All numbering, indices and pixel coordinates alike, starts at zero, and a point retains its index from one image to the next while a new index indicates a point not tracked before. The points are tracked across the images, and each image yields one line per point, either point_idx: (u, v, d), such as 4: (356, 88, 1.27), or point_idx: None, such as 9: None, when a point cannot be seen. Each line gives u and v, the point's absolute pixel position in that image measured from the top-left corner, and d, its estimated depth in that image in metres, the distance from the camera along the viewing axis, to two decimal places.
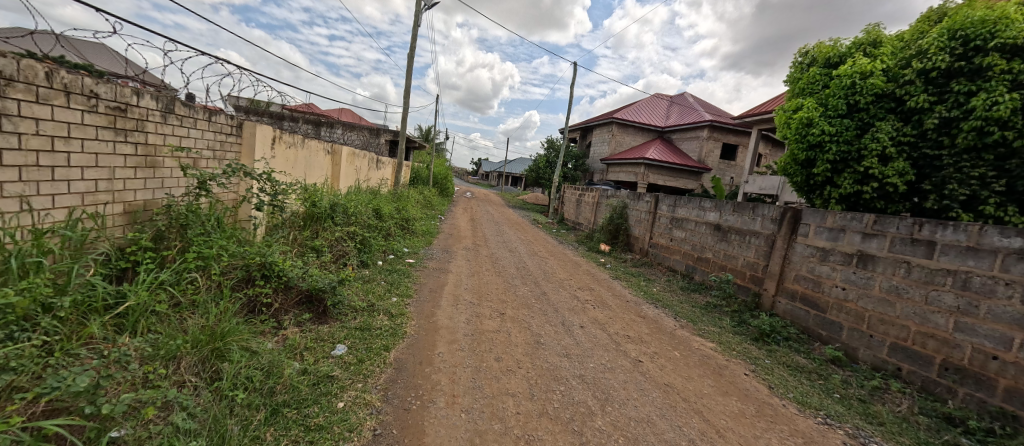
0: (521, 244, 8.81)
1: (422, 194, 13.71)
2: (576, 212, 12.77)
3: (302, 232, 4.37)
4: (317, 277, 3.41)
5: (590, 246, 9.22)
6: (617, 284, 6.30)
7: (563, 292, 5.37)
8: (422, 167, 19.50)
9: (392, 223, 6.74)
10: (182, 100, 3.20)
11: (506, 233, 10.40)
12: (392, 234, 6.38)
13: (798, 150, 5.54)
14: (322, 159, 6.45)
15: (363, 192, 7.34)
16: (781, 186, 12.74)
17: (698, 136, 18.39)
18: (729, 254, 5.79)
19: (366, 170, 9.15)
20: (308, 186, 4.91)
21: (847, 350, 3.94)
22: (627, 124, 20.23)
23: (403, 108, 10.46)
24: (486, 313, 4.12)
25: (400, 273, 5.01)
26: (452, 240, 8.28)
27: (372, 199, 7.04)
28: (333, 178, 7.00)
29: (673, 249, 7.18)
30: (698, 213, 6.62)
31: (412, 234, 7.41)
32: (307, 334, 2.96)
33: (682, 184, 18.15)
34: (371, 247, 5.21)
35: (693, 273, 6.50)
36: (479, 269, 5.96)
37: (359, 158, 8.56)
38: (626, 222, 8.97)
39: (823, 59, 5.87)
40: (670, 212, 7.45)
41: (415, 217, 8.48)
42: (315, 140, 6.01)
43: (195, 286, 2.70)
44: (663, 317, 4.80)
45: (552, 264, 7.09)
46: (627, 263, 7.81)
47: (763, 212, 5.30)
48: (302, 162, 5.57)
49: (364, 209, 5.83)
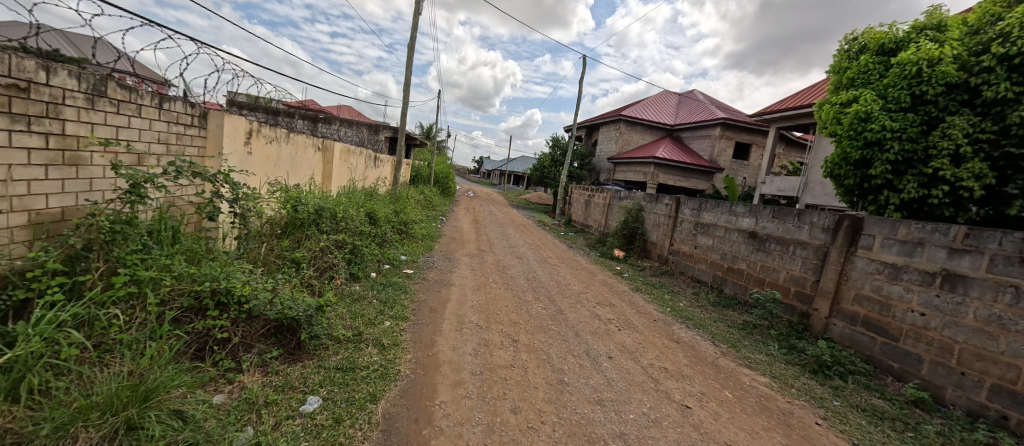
0: (529, 249, 8.13)
1: (422, 193, 13.05)
2: (584, 214, 12.10)
3: (278, 241, 3.71)
4: (291, 302, 2.74)
5: (603, 251, 8.55)
6: (639, 298, 5.63)
7: (581, 309, 4.71)
8: (423, 166, 18.82)
9: (389, 227, 6.08)
10: (118, 79, 2.55)
11: (511, 236, 9.74)
12: (388, 240, 5.73)
13: (851, 148, 4.83)
14: (311, 157, 5.79)
15: (357, 193, 6.69)
16: (802, 187, 12.06)
17: (709, 135, 17.70)
18: (767, 266, 5.11)
19: (361, 168, 8.50)
20: (289, 188, 4.25)
21: (930, 390, 3.28)
22: (636, 122, 19.52)
23: (403, 103, 9.80)
24: (496, 340, 3.47)
25: (395, 288, 4.36)
26: (454, 245, 7.62)
27: (366, 201, 6.38)
28: (322, 178, 6.34)
29: (697, 257, 6.51)
30: (729, 219, 5.95)
31: (410, 240, 6.75)
32: (270, 380, 2.32)
33: (693, 184, 17.46)
34: (361, 257, 4.55)
35: (723, 285, 5.83)
36: (485, 281, 5.30)
37: (354, 155, 7.90)
38: (642, 226, 8.30)
39: (877, 47, 5.15)
40: (694, 217, 6.78)
41: (414, 220, 7.83)
42: (302, 135, 5.36)
43: (121, 322, 2.06)
44: (700, 342, 4.13)
45: (565, 274, 6.42)
46: (645, 271, 7.14)
47: (811, 220, 4.63)
48: (285, 161, 4.91)
49: (356, 213, 5.18)
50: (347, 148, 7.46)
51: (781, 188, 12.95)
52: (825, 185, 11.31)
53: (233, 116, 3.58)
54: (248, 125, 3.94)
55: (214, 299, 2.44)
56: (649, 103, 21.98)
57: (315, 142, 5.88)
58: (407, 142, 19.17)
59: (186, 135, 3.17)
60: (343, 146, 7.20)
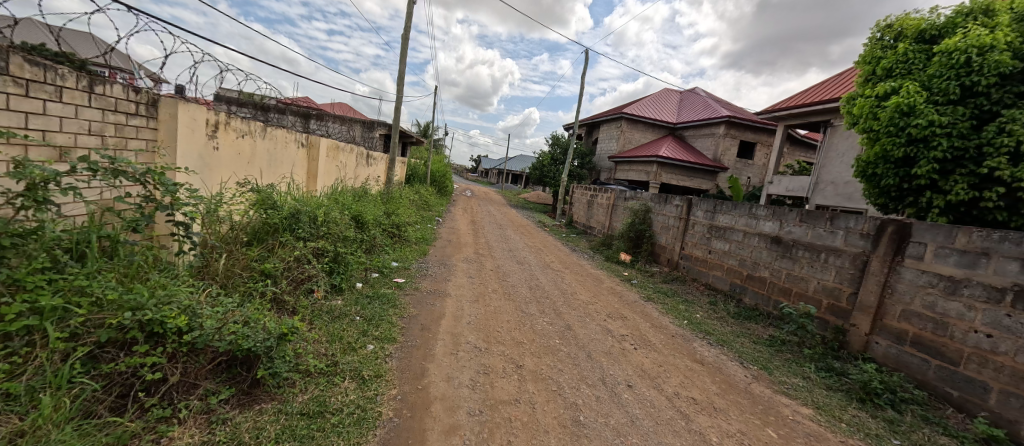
0: (530, 253, 7.64)
1: (418, 193, 12.56)
2: (587, 215, 11.63)
3: (246, 250, 3.21)
4: (250, 328, 2.23)
5: (608, 255, 8.08)
6: (652, 308, 5.16)
7: (591, 323, 4.24)
8: (419, 164, 18.31)
9: (379, 230, 5.58)
10: (23, 54, 2.06)
11: (511, 238, 9.25)
12: (377, 246, 5.24)
13: (891, 145, 4.37)
14: (293, 153, 5.29)
15: (346, 194, 6.18)
16: (812, 188, 11.64)
17: (713, 133, 17.27)
18: (795, 275, 4.65)
19: (352, 166, 8.00)
20: (262, 188, 3.76)
21: (1002, 425, 2.83)
22: (638, 121, 19.07)
23: (397, 98, 9.30)
24: (497, 367, 2.98)
25: (383, 302, 3.87)
26: (451, 249, 7.13)
27: (355, 202, 5.88)
28: (305, 179, 5.83)
29: (712, 263, 6.04)
30: (749, 222, 5.48)
31: (403, 244, 6.27)
32: (211, 435, 1.83)
33: (697, 184, 17.03)
34: (346, 266, 4.05)
35: (743, 294, 5.36)
36: (484, 291, 4.81)
37: (343, 153, 7.41)
38: (649, 229, 7.84)
39: (916, 35, 4.72)
40: (708, 219, 6.31)
41: (408, 222, 7.34)
42: (282, 130, 4.86)
43: (5, 367, 1.57)
44: (727, 363, 3.66)
45: (570, 282, 5.94)
46: (655, 278, 6.68)
47: (846, 225, 4.16)
48: (259, 159, 4.40)
49: (341, 216, 4.69)
50: (336, 145, 6.98)
51: (790, 188, 12.53)
52: (837, 186, 10.89)
53: (193, 104, 3.07)
54: (211, 116, 3.43)
55: (145, 329, 1.94)
56: (651, 101, 21.53)
57: (297, 138, 5.36)
58: (403, 140, 18.65)
59: (128, 126, 2.66)
60: (331, 143, 6.68)
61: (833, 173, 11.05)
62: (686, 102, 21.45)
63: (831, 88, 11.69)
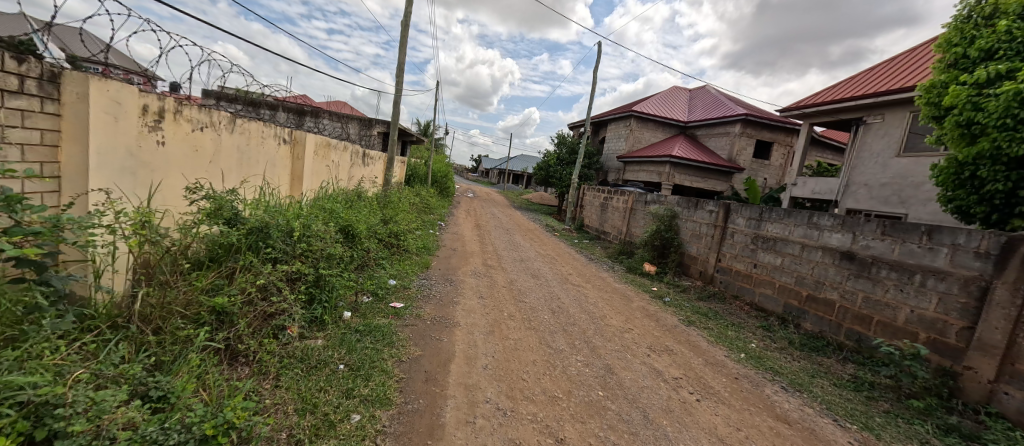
0: (544, 265, 6.79)
1: (419, 195, 11.74)
2: (600, 220, 10.81)
3: (191, 282, 2.42)
4: (156, 424, 1.50)
5: (630, 265, 7.25)
6: (697, 335, 4.34)
7: (633, 361, 3.44)
8: (420, 164, 17.47)
9: (373, 242, 4.77)
10: None
11: (521, 245, 8.43)
12: (371, 261, 4.42)
13: (1003, 141, 3.54)
14: (272, 151, 4.48)
15: (336, 199, 5.37)
16: (842, 190, 10.83)
17: (728, 132, 16.48)
18: (877, 300, 3.84)
19: (345, 166, 7.18)
20: (223, 195, 2.94)
21: None
22: (648, 119, 18.24)
23: (396, 92, 8.50)
24: (530, 443, 2.16)
25: (375, 339, 3.06)
26: (456, 260, 6.32)
27: (346, 208, 5.05)
28: (289, 181, 5.01)
29: (760, 279, 5.22)
30: (808, 233, 4.66)
31: (402, 256, 5.46)
32: None
33: (711, 185, 16.24)
34: (330, 291, 3.23)
35: (802, 318, 4.54)
36: (499, 317, 3.99)
37: (335, 152, 6.58)
38: (677, 237, 7.04)
39: (1021, 10, 3.86)
40: (753, 228, 5.50)
41: (407, 229, 6.52)
42: (256, 122, 4.05)
43: None
44: (817, 420, 2.86)
45: (596, 301, 5.12)
46: (689, 294, 5.87)
47: (953, 241, 3.35)
48: (223, 157, 3.57)
49: (327, 226, 3.87)
50: (327, 142, 6.17)
51: (816, 190, 11.73)
52: (871, 188, 10.09)
53: (116, 81, 2.26)
54: (145, 100, 2.60)
55: None
56: (660, 98, 20.71)
57: (277, 133, 4.55)
58: (402, 139, 17.80)
59: (4, 108, 1.86)
60: (320, 139, 5.86)
61: (866, 174, 10.25)
62: (697, 100, 20.64)
63: (862, 83, 10.87)
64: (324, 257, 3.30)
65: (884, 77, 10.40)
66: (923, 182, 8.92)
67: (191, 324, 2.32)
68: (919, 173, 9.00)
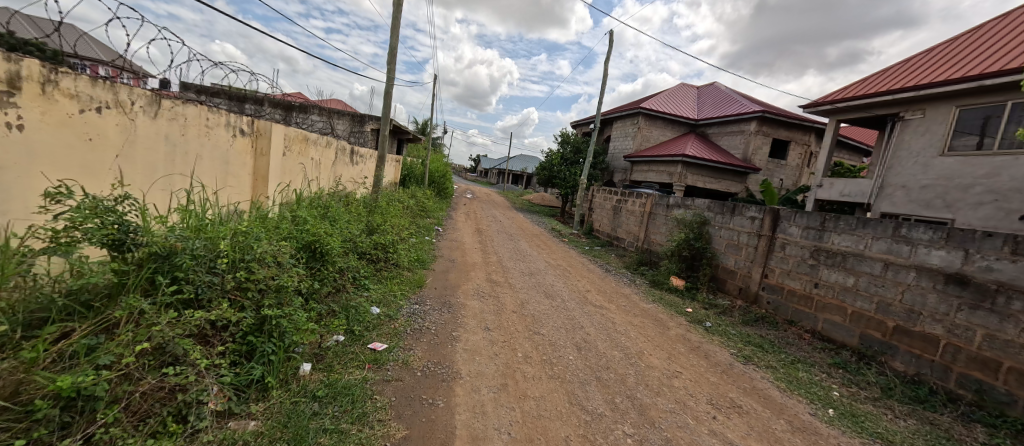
0: (558, 279, 5.85)
1: (414, 197, 10.79)
2: (612, 225, 9.89)
3: (22, 351, 1.50)
4: None
5: (655, 279, 6.31)
6: (763, 379, 3.41)
7: (699, 428, 2.53)
8: (416, 163, 16.49)
9: (350, 258, 3.82)
10: None
11: (528, 254, 7.51)
12: (348, 284, 3.49)
13: None
14: (222, 143, 3.55)
15: (308, 205, 4.41)
16: (876, 192, 9.95)
17: (742, 130, 15.61)
18: (1009, 340, 2.95)
19: (326, 164, 6.23)
20: (115, 201, 1.98)
21: None
22: (657, 116, 17.32)
23: (387, 82, 7.56)
24: None
25: (343, 413, 2.12)
26: (455, 275, 5.38)
27: (318, 217, 4.08)
28: (249, 182, 4.06)
29: (825, 302, 4.30)
30: (895, 249, 3.75)
31: (389, 273, 4.53)
32: None
33: (724, 186, 15.36)
34: (279, 339, 2.28)
35: (889, 355, 3.64)
36: (512, 361, 3.07)
37: (313, 148, 5.62)
38: (709, 247, 6.13)
39: None
40: (811, 239, 4.59)
41: (398, 237, 5.60)
42: (197, 107, 3.11)
43: None
44: None
45: (626, 329, 4.19)
46: (731, 316, 4.95)
47: None
48: (137, 149, 2.63)
49: (286, 242, 2.92)
50: (303, 136, 5.22)
51: (844, 192, 10.83)
52: (910, 190, 9.21)
53: None
54: None
55: None
56: (668, 95, 19.82)
57: (228, 122, 3.60)
58: (398, 137, 16.83)
59: None
60: (292, 132, 4.90)
61: (905, 175, 9.36)
62: (707, 97, 19.77)
63: (895, 75, 9.99)
64: (272, 290, 2.33)
65: (920, 69, 9.52)
66: (973, 185, 8.04)
67: (16, 426, 1.40)
68: (968, 174, 8.12)
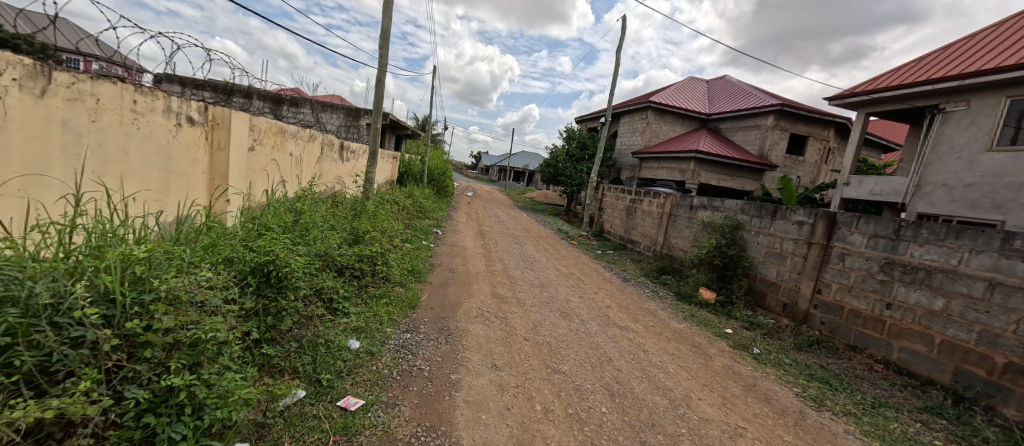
0: (572, 293, 5.10)
1: (411, 196, 10.02)
2: (625, 227, 9.12)
3: None
4: None
5: (682, 291, 5.56)
6: (847, 434, 2.68)
7: None
8: (414, 160, 15.67)
9: (324, 278, 3.08)
10: None
11: (535, 260, 6.76)
12: (317, 313, 2.73)
13: None
14: (159, 135, 2.81)
15: (276, 212, 3.67)
16: (912, 191, 9.20)
17: (758, 125, 14.80)
18: None
19: (307, 161, 5.48)
20: None
21: None
22: (667, 111, 16.50)
23: (378, 70, 6.79)
24: None
25: None
26: (455, 289, 4.64)
27: (286, 227, 3.34)
28: (203, 181, 3.33)
29: (903, 328, 3.56)
30: (1004, 266, 3.03)
31: (375, 291, 3.77)
32: None
33: (739, 184, 14.58)
34: (195, 417, 1.56)
35: (1000, 400, 2.91)
36: (529, 418, 2.34)
37: (290, 142, 4.87)
38: (744, 255, 5.37)
39: None
40: (881, 250, 3.85)
41: (390, 246, 4.85)
42: (115, 85, 2.37)
43: None
44: None
45: (663, 361, 3.43)
46: (781, 340, 4.20)
47: None
48: (10, 137, 1.93)
49: (226, 271, 2.16)
50: (275, 127, 4.47)
51: (875, 191, 10.06)
52: (951, 189, 8.45)
53: None
54: None
55: None
56: (677, 89, 18.97)
57: (168, 106, 2.86)
58: (396, 132, 16.03)
59: None
60: (262, 123, 4.16)
61: (946, 172, 8.59)
62: (717, 91, 18.93)
63: (931, 64, 9.21)
64: (186, 343, 1.60)
65: (961, 56, 8.75)
66: None
67: None
68: None
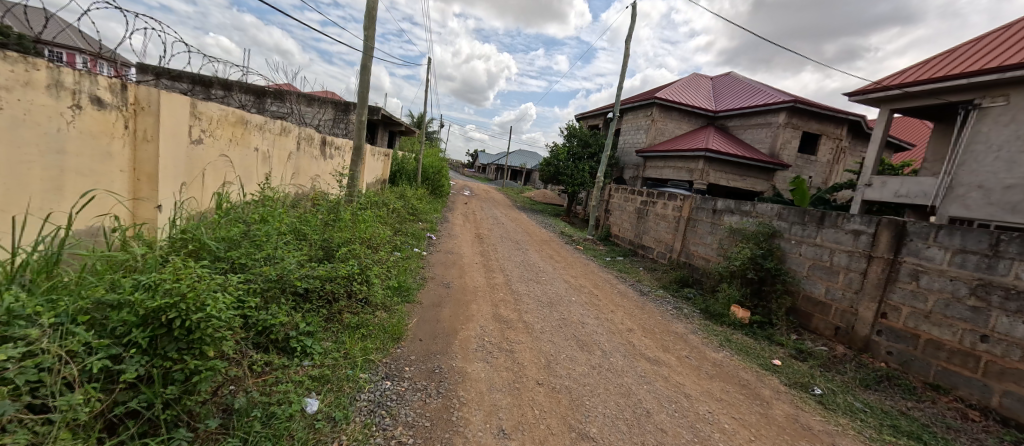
0: (586, 313, 4.38)
1: (403, 198, 9.28)
2: (635, 231, 8.41)
3: None
4: None
5: (711, 309, 4.84)
6: None
7: None
8: (408, 158, 14.88)
9: (272, 314, 2.33)
10: None
11: (541, 270, 6.03)
12: (247, 365, 1.97)
13: None
14: (42, 119, 2.05)
15: (222, 223, 2.90)
16: (943, 193, 8.55)
17: (769, 123, 14.16)
18: None
19: (278, 157, 4.72)
20: None
21: None
22: (673, 107, 15.79)
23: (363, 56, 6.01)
24: None
25: None
26: (450, 310, 3.91)
27: (228, 244, 2.58)
28: (123, 180, 2.57)
29: (1009, 368, 2.88)
30: None
31: (349, 319, 3.01)
32: None
33: (749, 185, 13.93)
34: None
35: None
36: None
37: (254, 134, 4.11)
38: (783, 268, 4.67)
39: None
40: (970, 268, 3.16)
41: (373, 258, 4.11)
42: None
43: None
44: None
45: (712, 411, 2.71)
46: (842, 375, 3.49)
47: None
48: None
49: (82, 333, 1.41)
50: (232, 115, 3.70)
51: (900, 192, 9.39)
52: (989, 191, 7.78)
53: None
54: None
55: None
56: (682, 85, 18.26)
57: (58, 80, 2.11)
58: (389, 128, 15.23)
59: None
60: (213, 110, 3.40)
61: (982, 173, 7.94)
62: (723, 88, 18.27)
63: (961, 57, 8.60)
64: None
65: (996, 48, 8.13)
66: None
67: None
68: None
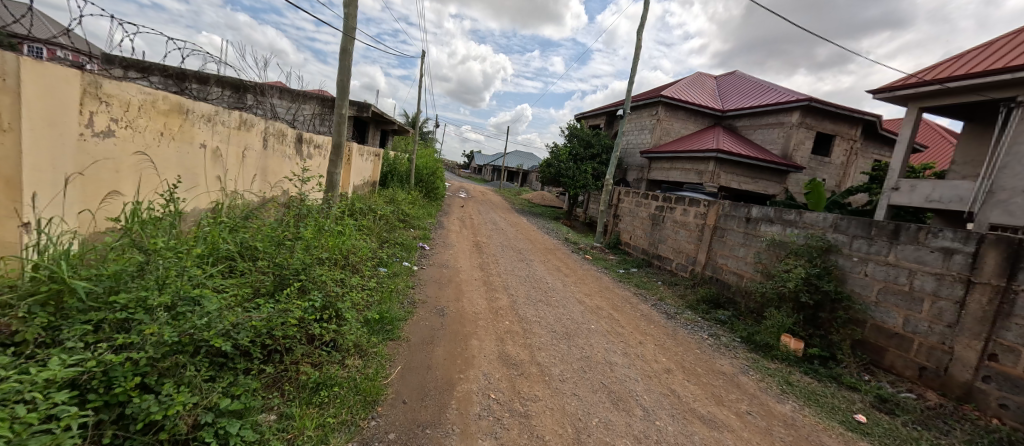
0: (612, 349, 3.58)
1: (394, 202, 8.44)
2: (649, 239, 7.63)
3: None
4: None
5: (757, 338, 4.06)
6: None
7: None
8: (401, 158, 14.01)
9: (168, 397, 1.50)
10: None
11: (550, 288, 5.24)
12: None
13: None
14: None
15: (125, 248, 2.06)
16: (981, 198, 7.87)
17: (781, 123, 13.49)
18: None
19: (236, 157, 3.89)
20: None
21: None
22: (679, 106, 15.08)
23: (344, 40, 5.18)
24: None
25: None
26: (445, 348, 3.10)
27: (115, 285, 1.74)
28: None
29: None
30: None
31: (308, 378, 2.18)
32: None
33: (761, 188, 13.23)
34: None
35: None
36: None
37: (199, 127, 3.27)
38: (844, 291, 3.90)
39: None
40: None
41: (348, 282, 3.28)
42: None
43: None
44: None
45: None
46: (948, 436, 2.72)
47: None
48: None
49: None
50: (164, 101, 2.85)
51: (932, 197, 8.66)
52: None
53: None
54: None
55: None
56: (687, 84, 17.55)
57: None
58: (380, 127, 14.35)
59: None
60: (135, 95, 2.59)
61: None
62: (730, 87, 17.61)
63: (1001, 50, 7.92)
64: None
65: None
66: None
67: None
68: None
